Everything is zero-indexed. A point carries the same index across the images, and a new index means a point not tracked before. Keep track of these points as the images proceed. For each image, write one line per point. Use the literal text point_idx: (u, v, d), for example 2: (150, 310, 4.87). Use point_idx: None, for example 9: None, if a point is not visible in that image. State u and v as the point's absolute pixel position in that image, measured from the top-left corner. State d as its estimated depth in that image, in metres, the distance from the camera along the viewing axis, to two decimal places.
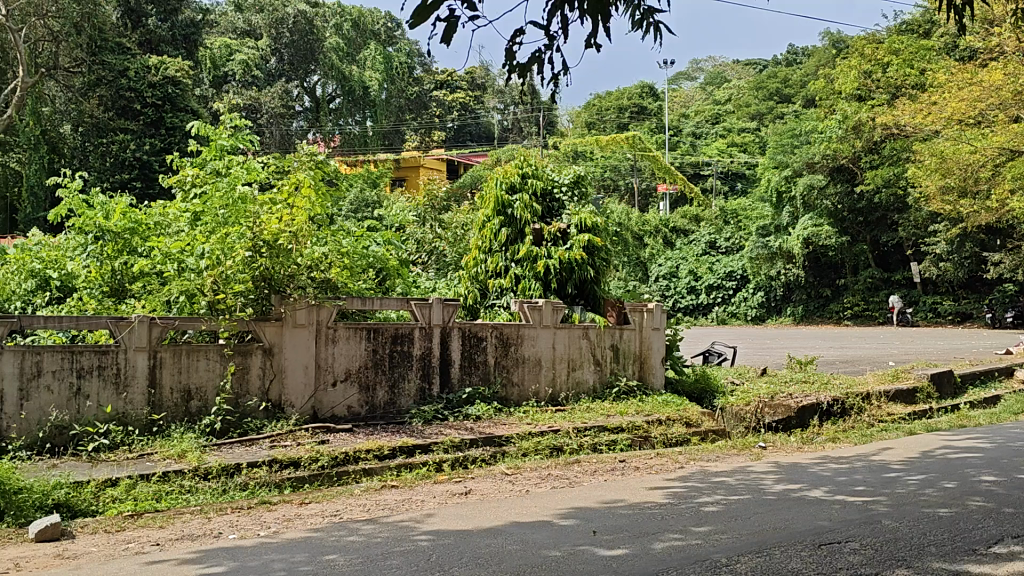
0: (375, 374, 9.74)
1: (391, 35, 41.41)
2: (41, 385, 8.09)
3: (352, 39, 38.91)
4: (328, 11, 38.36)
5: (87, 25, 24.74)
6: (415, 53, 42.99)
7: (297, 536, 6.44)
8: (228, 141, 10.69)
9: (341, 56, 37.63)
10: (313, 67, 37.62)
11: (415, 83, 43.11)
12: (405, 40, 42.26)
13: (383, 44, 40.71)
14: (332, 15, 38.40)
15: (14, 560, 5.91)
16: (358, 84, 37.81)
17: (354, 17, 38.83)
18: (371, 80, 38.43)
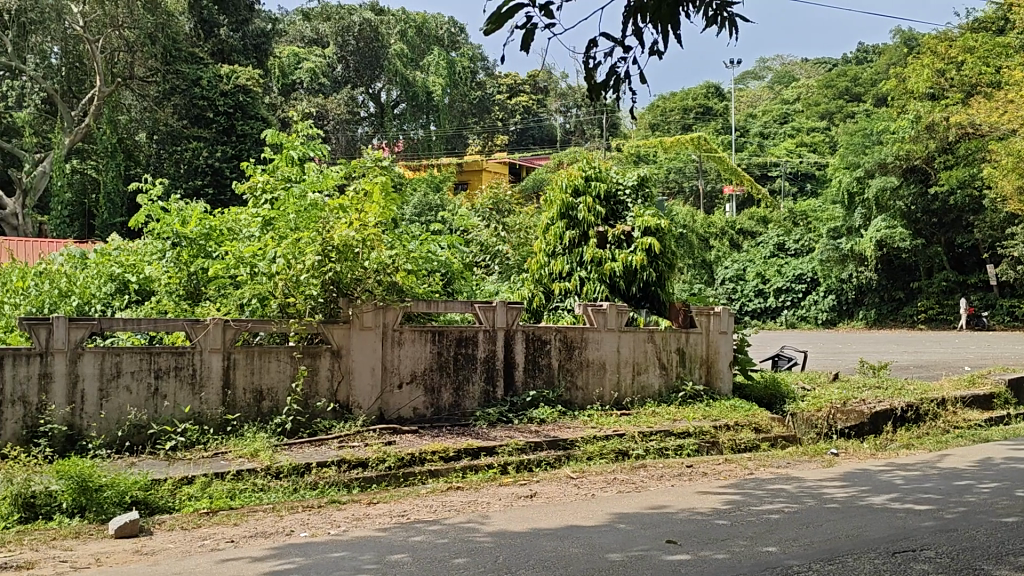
0: (440, 376, 9.84)
1: (454, 40, 41.70)
2: (121, 385, 8.43)
3: (415, 45, 39.35)
4: (392, 19, 38.94)
5: (161, 35, 25.13)
6: (477, 57, 43.44)
7: (366, 535, 6.54)
8: (301, 150, 10.90)
9: (405, 62, 38.05)
10: (377, 74, 37.39)
11: (477, 87, 43.60)
12: (467, 45, 42.56)
13: (445, 49, 41.30)
14: (396, 22, 39.26)
15: (95, 556, 6.12)
16: (421, 89, 38.20)
17: (417, 23, 39.81)
18: (435, 85, 38.88)
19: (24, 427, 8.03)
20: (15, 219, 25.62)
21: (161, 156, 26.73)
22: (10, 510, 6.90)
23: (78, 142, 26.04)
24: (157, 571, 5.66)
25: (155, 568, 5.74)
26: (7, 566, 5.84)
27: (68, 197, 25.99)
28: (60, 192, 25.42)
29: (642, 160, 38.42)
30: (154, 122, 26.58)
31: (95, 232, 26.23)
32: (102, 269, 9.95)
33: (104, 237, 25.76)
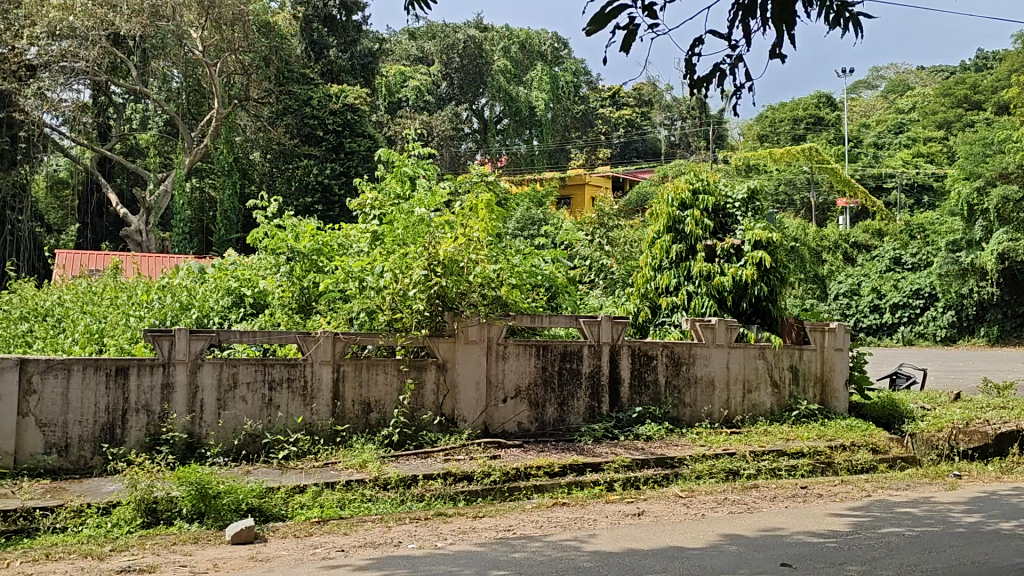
0: (545, 391, 9.86)
1: (558, 55, 41.94)
2: (236, 396, 8.80)
3: (519, 61, 39.75)
4: (496, 36, 39.56)
5: (275, 57, 26.71)
6: (580, 72, 43.38)
7: (472, 549, 6.58)
8: (412, 167, 11.14)
9: (509, 78, 38.43)
10: (481, 90, 38.19)
11: (579, 100, 43.16)
12: (571, 59, 42.68)
13: (549, 64, 41.33)
14: (500, 38, 39.75)
15: (213, 561, 6.35)
16: (524, 104, 38.52)
17: (521, 39, 40.06)
18: (538, 100, 38.91)
19: (148, 434, 8.50)
20: (139, 235, 26.30)
21: (274, 173, 27.86)
22: (134, 514, 7.25)
23: (198, 161, 26.96)
24: None
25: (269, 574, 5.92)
26: (131, 569, 6.12)
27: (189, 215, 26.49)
28: (182, 210, 26.30)
29: (750, 171, 37.60)
30: (268, 141, 27.60)
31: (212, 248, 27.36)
32: (220, 284, 10.37)
33: (221, 252, 26.92)
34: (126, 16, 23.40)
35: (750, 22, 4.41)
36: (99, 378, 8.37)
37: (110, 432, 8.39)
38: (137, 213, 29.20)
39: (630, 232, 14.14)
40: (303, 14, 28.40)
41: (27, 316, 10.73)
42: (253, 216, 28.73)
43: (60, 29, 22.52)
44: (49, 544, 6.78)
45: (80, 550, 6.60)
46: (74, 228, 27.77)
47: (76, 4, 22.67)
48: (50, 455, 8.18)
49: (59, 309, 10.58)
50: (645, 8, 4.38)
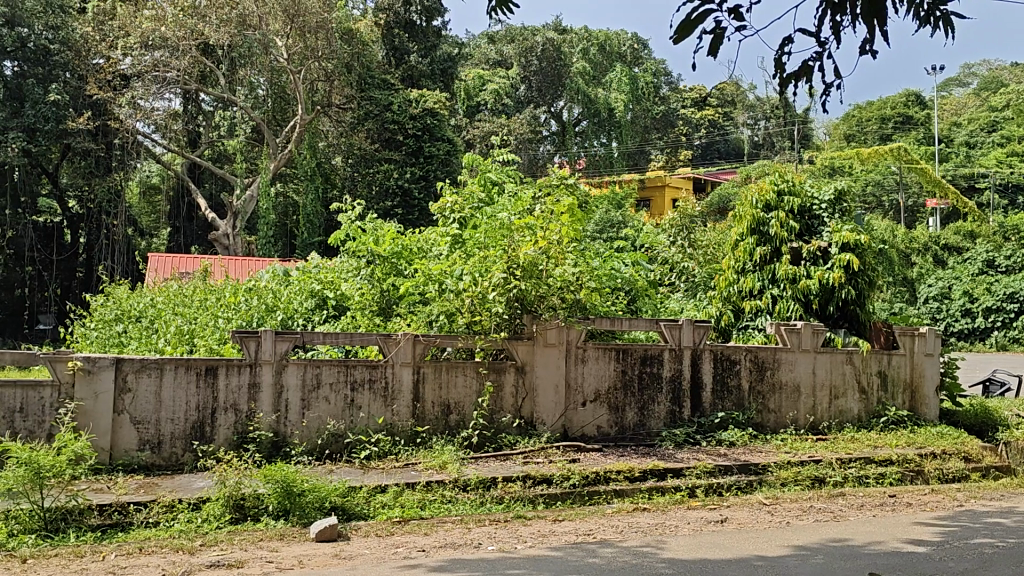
0: (625, 395, 9.82)
1: (637, 56, 41.80)
2: (320, 396, 8.99)
3: (598, 63, 39.59)
4: (575, 37, 39.50)
5: (356, 63, 26.73)
6: (661, 72, 42.99)
7: (552, 552, 6.56)
8: (495, 173, 11.21)
9: (587, 79, 38.18)
10: (559, 92, 38.31)
11: (659, 101, 41.85)
12: (651, 60, 42.50)
13: (629, 65, 41.23)
14: (579, 41, 39.62)
15: (298, 558, 6.48)
16: (603, 106, 38.16)
17: (600, 40, 39.93)
18: (616, 101, 38.41)
19: (235, 432, 8.74)
20: (226, 238, 26.91)
21: (355, 178, 28.36)
22: (223, 510, 7.44)
23: (282, 166, 27.57)
24: None
25: (353, 573, 6.00)
26: (220, 564, 6.28)
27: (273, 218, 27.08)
28: (267, 215, 27.00)
29: (836, 172, 36.56)
30: (350, 146, 28.03)
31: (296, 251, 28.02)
32: (303, 286, 10.57)
33: (303, 255, 27.51)
34: (215, 25, 23.70)
35: (840, 19, 4.24)
36: (190, 377, 8.64)
37: (200, 430, 8.65)
38: (224, 217, 30.03)
39: (712, 233, 13.94)
40: (385, 20, 28.79)
41: (121, 318, 11.17)
42: (335, 220, 29.22)
43: (152, 39, 23.31)
44: (142, 537, 7.02)
45: (172, 544, 6.81)
46: (166, 231, 28.75)
47: (168, 16, 23.41)
48: (143, 451, 8.47)
49: (153, 311, 10.99)
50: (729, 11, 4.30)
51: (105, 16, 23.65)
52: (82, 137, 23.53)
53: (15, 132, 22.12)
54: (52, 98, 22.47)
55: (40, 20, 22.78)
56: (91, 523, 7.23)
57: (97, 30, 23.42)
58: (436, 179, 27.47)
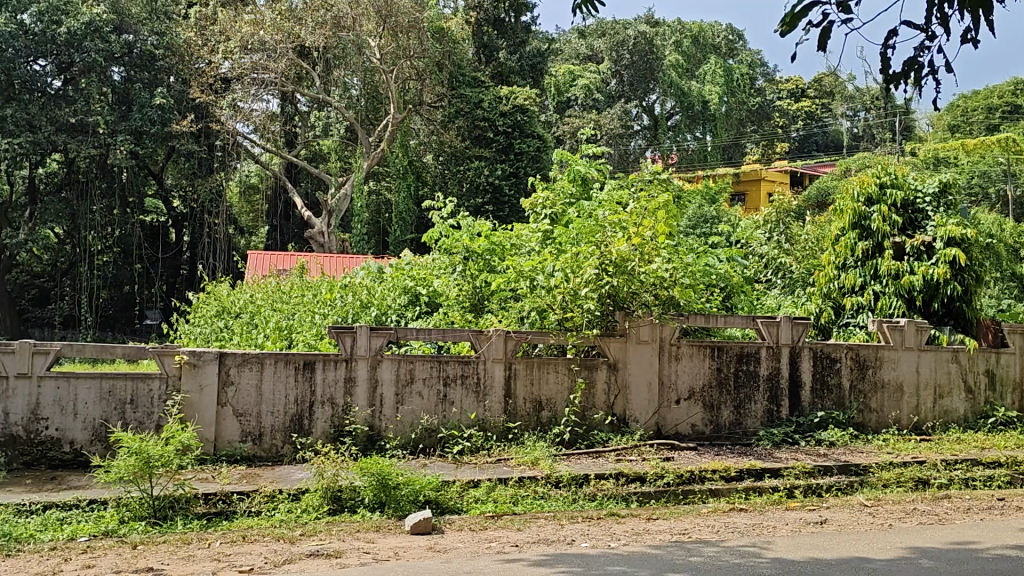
0: (721, 393, 9.73)
1: (732, 47, 40.92)
2: (414, 391, 9.13)
3: (692, 55, 38.89)
4: (668, 29, 38.85)
5: (448, 62, 27.00)
6: (756, 64, 42.09)
7: (644, 550, 6.49)
8: (587, 168, 11.15)
9: (680, 72, 37.47)
10: (651, 86, 37.47)
11: (755, 94, 41.92)
12: (746, 51, 41.65)
13: (724, 56, 40.47)
14: (672, 33, 38.92)
15: (394, 549, 6.59)
16: (697, 98, 37.44)
17: (694, 32, 39.06)
18: (711, 94, 37.75)
19: (332, 426, 8.95)
20: (322, 236, 27.31)
21: (446, 175, 28.80)
22: (321, 501, 7.64)
23: (375, 165, 27.96)
24: (449, 568, 5.99)
25: (447, 566, 6.06)
26: (319, 553, 6.43)
27: (367, 217, 28.07)
28: (361, 213, 27.64)
29: (939, 164, 35.10)
30: (440, 144, 28.27)
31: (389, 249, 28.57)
32: (397, 283, 10.72)
33: (395, 253, 27.92)
34: (311, 28, 24.14)
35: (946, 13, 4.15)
36: (289, 371, 8.87)
37: (299, 423, 8.89)
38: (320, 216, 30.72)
39: (812, 226, 13.61)
40: (476, 17, 28.81)
41: (223, 315, 11.57)
42: (427, 218, 29.63)
43: (250, 42, 23.83)
44: (245, 526, 7.25)
45: (273, 534, 7.01)
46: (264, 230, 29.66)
47: (266, 19, 23.86)
48: (245, 443, 8.75)
49: (253, 307, 11.32)
50: (837, 3, 4.28)
51: (206, 22, 24.69)
52: (186, 139, 24.51)
53: (123, 135, 22.98)
54: (158, 102, 23.22)
55: (146, 27, 23.76)
56: (197, 512, 7.50)
57: (199, 35, 24.42)
58: (526, 176, 27.66)
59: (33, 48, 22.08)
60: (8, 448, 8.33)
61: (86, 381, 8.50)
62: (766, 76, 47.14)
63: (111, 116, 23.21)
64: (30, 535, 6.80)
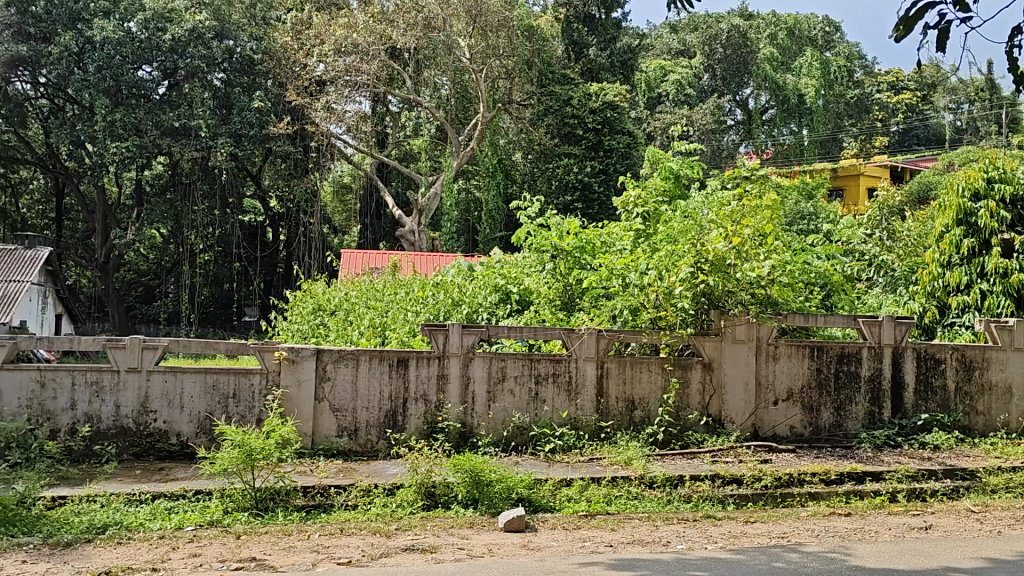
0: (820, 395, 9.52)
1: (828, 39, 40.05)
2: (505, 389, 9.18)
3: (787, 48, 38.16)
4: (762, 23, 38.19)
5: (537, 60, 27.31)
6: (854, 55, 40.76)
7: (741, 553, 6.37)
8: (676, 165, 11.03)
9: (775, 66, 36.67)
10: (746, 79, 36.55)
11: (854, 86, 40.54)
12: (843, 43, 40.42)
13: (820, 49, 39.48)
14: (766, 25, 38.19)
15: (489, 546, 6.63)
16: (793, 92, 36.30)
17: (789, 25, 38.09)
18: (807, 87, 36.75)
19: (425, 422, 9.07)
20: (412, 235, 27.64)
21: (535, 173, 28.55)
22: (416, 497, 7.73)
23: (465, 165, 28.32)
24: (542, 566, 6.00)
25: (540, 564, 6.07)
26: (415, 548, 6.51)
27: (456, 215, 27.94)
28: (451, 211, 27.77)
29: None
30: (529, 142, 28.19)
31: (479, 247, 28.68)
32: (487, 281, 10.80)
33: (486, 251, 28.07)
34: (402, 29, 24.38)
35: None
36: (383, 368, 9.03)
37: (393, 419, 9.04)
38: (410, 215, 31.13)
39: (917, 223, 13.19)
40: (565, 15, 29.09)
41: (320, 312, 11.87)
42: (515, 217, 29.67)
43: (344, 46, 24.11)
44: (343, 519, 7.39)
45: (370, 527, 7.14)
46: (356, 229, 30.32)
47: (359, 22, 24.07)
48: (342, 438, 8.94)
49: (349, 304, 11.57)
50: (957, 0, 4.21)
51: (302, 27, 25.36)
52: (282, 141, 25.25)
53: (223, 138, 23.79)
54: (256, 105, 24.08)
55: (246, 32, 24.76)
56: (296, 504, 7.67)
57: (295, 39, 25.08)
58: (615, 173, 27.59)
59: (140, 55, 23.17)
60: (118, 440, 8.70)
61: (191, 376, 8.81)
62: (865, 70, 45.35)
63: (212, 119, 24.06)
64: (140, 524, 7.07)
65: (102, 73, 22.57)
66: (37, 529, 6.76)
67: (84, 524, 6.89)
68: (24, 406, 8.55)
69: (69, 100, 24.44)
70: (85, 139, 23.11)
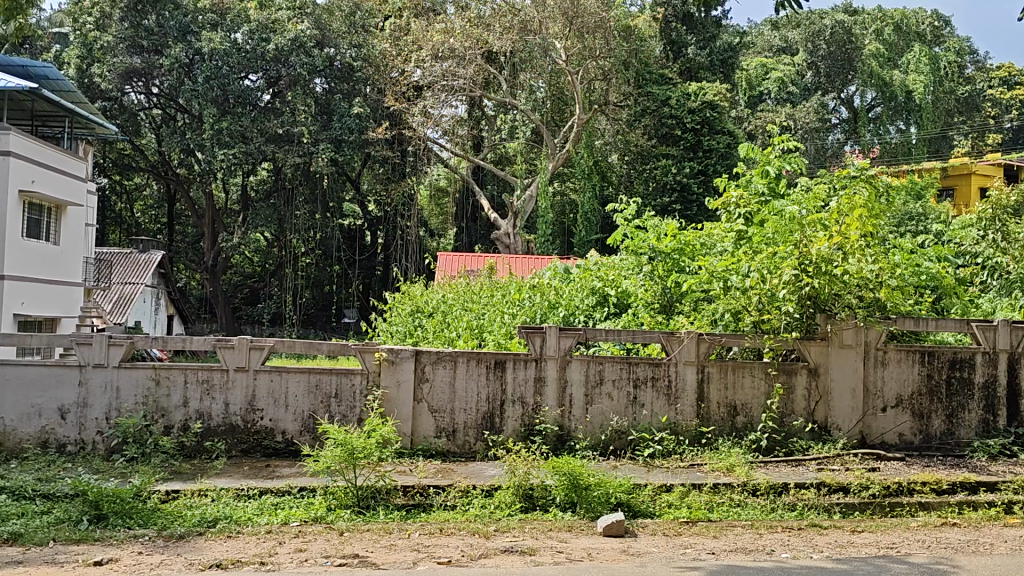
0: (931, 402, 9.15)
1: (938, 34, 37.56)
2: (603, 392, 9.10)
3: (894, 44, 36.51)
4: (867, 18, 36.92)
5: (635, 60, 26.89)
6: (965, 50, 38.92)
7: (850, 563, 6.14)
8: (777, 164, 10.76)
9: (881, 62, 35.00)
10: (850, 77, 35.84)
11: (965, 82, 38.77)
12: (954, 38, 38.52)
13: (929, 45, 37.24)
14: (872, 21, 36.79)
15: (588, 550, 6.57)
16: (900, 90, 34.69)
17: (896, 19, 36.49)
18: (915, 83, 35.06)
19: (523, 425, 9.08)
20: (508, 238, 27.65)
21: (631, 176, 28.45)
22: (513, 498, 7.74)
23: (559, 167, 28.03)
24: (643, 570, 5.91)
25: (641, 569, 5.99)
26: (514, 550, 6.51)
27: (552, 217, 27.97)
28: (546, 213, 27.75)
29: None
30: (626, 143, 27.89)
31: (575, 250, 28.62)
32: (584, 284, 10.76)
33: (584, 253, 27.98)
34: (499, 33, 24.23)
35: None
36: (481, 370, 9.07)
37: (490, 421, 9.08)
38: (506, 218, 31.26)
39: None
40: (663, 14, 28.93)
41: (418, 314, 12.06)
42: (612, 219, 29.57)
43: (442, 51, 24.11)
44: (442, 519, 7.44)
45: (469, 528, 7.17)
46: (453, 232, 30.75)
47: (456, 27, 24.13)
48: (440, 439, 9.03)
49: (447, 307, 11.73)
50: None
51: (400, 32, 25.82)
52: (381, 146, 25.83)
53: (324, 143, 24.51)
54: (355, 111, 24.71)
55: (346, 40, 25.31)
56: (396, 503, 7.75)
57: (393, 45, 25.34)
58: (715, 173, 27.23)
59: (246, 64, 24.08)
60: (228, 437, 9.00)
61: (296, 375, 9.03)
62: (976, 65, 43.51)
63: (314, 126, 24.87)
64: (249, 519, 7.28)
65: (210, 83, 23.54)
66: (152, 521, 7.02)
67: (196, 518, 7.13)
68: (140, 403, 8.91)
69: (180, 110, 25.55)
70: (194, 147, 24.12)
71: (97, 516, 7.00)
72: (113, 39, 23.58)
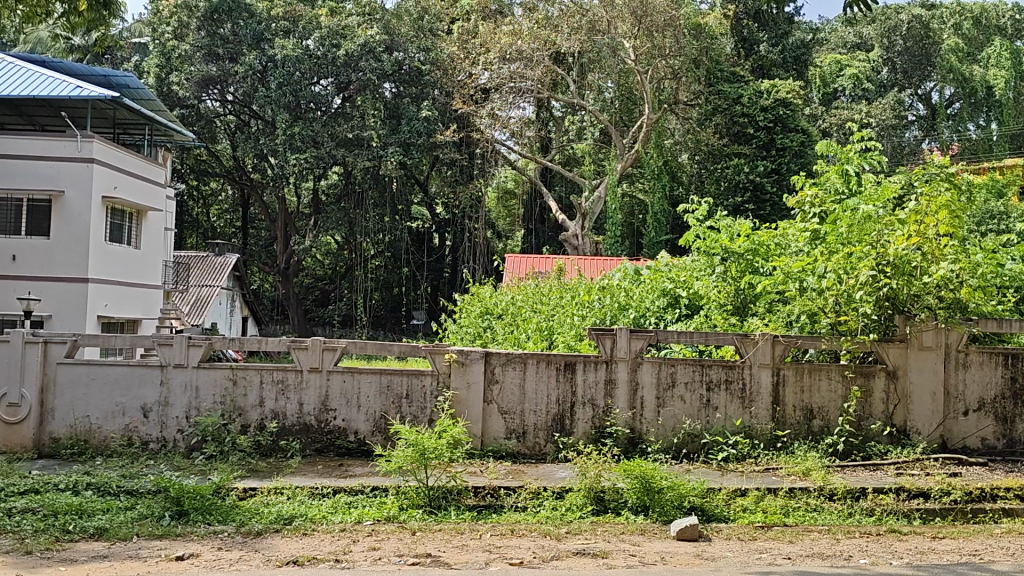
0: (1016, 405, 8.85)
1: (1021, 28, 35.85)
2: (675, 394, 8.99)
3: (973, 38, 35.92)
4: (945, 12, 35.89)
5: (705, 58, 26.60)
6: None
7: (932, 570, 5.93)
8: (855, 162, 10.50)
9: (960, 57, 34.43)
10: (928, 72, 34.42)
11: None
12: None
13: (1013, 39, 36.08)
14: (951, 15, 35.65)
15: (660, 554, 6.48)
16: (980, 84, 34.23)
17: (976, 13, 35.71)
18: (996, 78, 34.36)
19: (593, 427, 9.02)
20: (576, 239, 27.56)
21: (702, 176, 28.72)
22: (585, 501, 7.69)
23: (628, 167, 27.86)
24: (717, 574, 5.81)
25: (716, 573, 5.89)
26: (586, 552, 6.46)
27: (620, 218, 27.61)
28: (615, 214, 27.51)
29: None
30: (697, 142, 27.97)
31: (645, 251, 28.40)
32: (655, 285, 10.62)
33: (653, 254, 27.76)
34: (567, 34, 24.14)
35: None
36: (550, 371, 9.05)
37: (560, 422, 9.05)
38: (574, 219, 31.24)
39: None
40: (734, 11, 28.71)
41: (488, 315, 12.10)
42: (682, 219, 29.24)
43: (510, 53, 23.93)
44: (513, 520, 7.44)
45: (540, 529, 7.15)
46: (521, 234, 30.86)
47: (524, 29, 23.87)
48: (510, 439, 9.04)
49: (517, 308, 11.75)
50: None
51: (468, 35, 25.53)
52: (449, 149, 26.15)
53: (393, 147, 24.98)
54: (424, 114, 24.95)
55: (414, 44, 25.62)
56: (467, 503, 7.77)
57: (461, 48, 25.30)
58: (789, 172, 26.55)
59: (318, 70, 24.69)
60: (302, 436, 9.14)
61: (367, 376, 9.13)
62: None
63: (383, 130, 25.36)
64: (323, 517, 7.37)
65: (283, 89, 24.11)
66: (230, 518, 7.16)
67: (272, 515, 7.25)
68: (218, 402, 9.12)
69: (254, 116, 26.16)
70: (267, 152, 24.66)
71: (178, 512, 7.18)
72: (191, 48, 24.26)
